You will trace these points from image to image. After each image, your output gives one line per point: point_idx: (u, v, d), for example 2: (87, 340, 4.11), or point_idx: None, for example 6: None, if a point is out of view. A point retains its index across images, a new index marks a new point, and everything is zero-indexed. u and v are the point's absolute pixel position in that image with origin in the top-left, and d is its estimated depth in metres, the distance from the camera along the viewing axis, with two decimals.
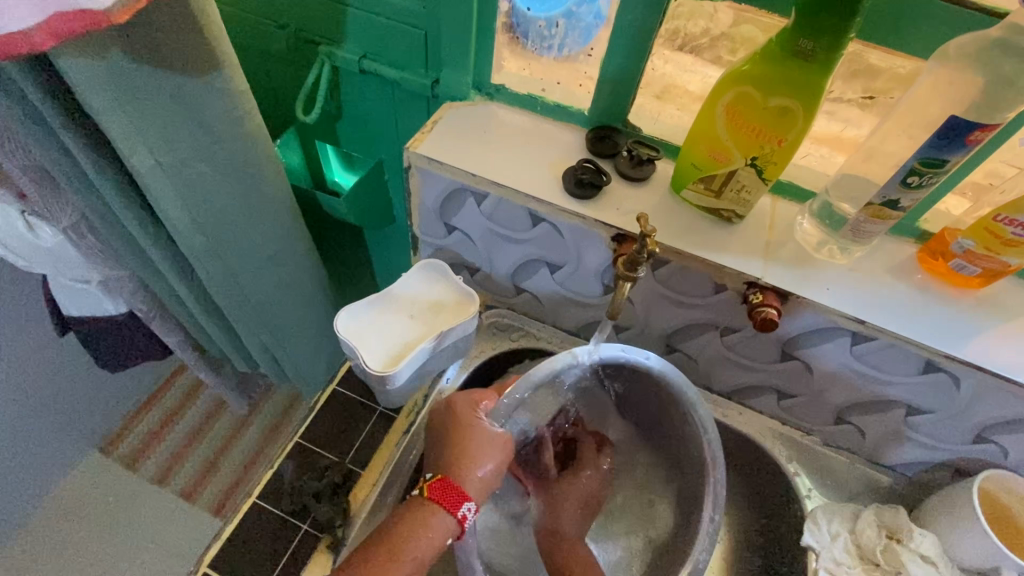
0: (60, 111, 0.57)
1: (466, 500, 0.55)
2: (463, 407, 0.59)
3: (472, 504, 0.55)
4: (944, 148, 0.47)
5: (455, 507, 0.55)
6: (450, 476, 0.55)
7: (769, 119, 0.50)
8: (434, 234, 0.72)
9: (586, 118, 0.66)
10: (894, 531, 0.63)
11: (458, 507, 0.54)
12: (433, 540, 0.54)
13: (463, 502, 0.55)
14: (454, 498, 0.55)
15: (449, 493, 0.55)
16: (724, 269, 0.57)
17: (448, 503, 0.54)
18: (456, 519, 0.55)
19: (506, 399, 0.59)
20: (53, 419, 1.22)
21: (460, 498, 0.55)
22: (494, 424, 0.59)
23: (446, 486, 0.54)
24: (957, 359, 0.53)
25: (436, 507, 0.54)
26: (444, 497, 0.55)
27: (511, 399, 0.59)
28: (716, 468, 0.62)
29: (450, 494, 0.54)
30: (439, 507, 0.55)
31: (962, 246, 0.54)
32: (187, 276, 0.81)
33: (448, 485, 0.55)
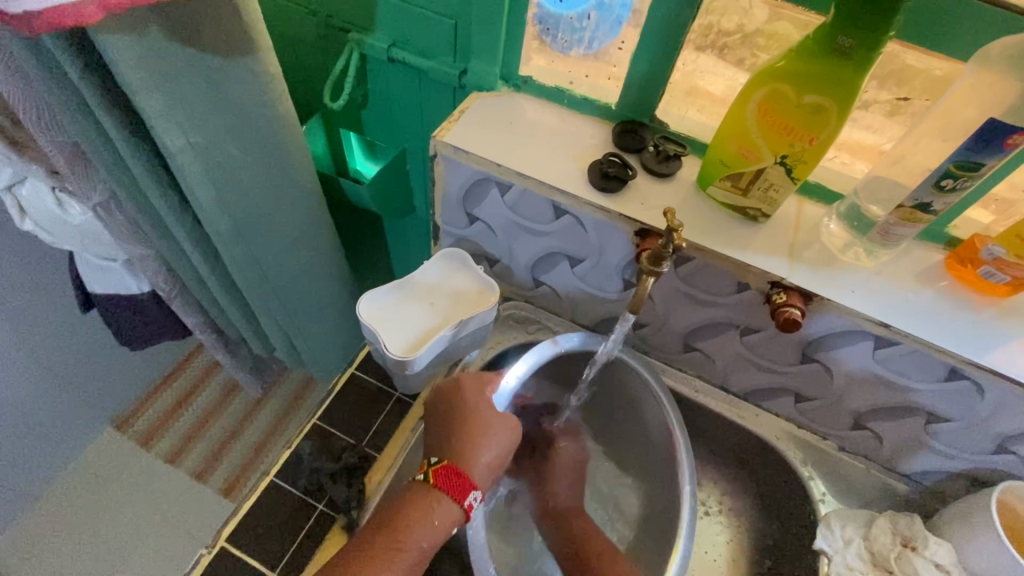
0: (96, 87, 0.58)
1: (473, 489, 0.56)
2: (469, 392, 0.61)
3: (476, 492, 0.56)
4: (981, 151, 0.46)
5: (462, 497, 0.55)
6: (457, 464, 0.56)
7: (802, 117, 0.50)
8: (456, 224, 0.72)
9: (613, 112, 0.66)
10: (909, 539, 0.62)
11: (465, 496, 0.55)
12: (438, 529, 0.54)
13: (470, 492, 0.56)
14: (460, 486, 0.55)
15: (455, 481, 0.55)
16: (747, 267, 0.57)
17: (457, 492, 0.55)
18: (463, 508, 0.55)
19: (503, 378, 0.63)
20: (72, 393, 1.25)
21: (466, 487, 0.55)
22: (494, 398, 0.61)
23: (453, 474, 0.55)
24: (982, 367, 0.53)
25: (442, 495, 0.55)
26: (450, 486, 0.55)
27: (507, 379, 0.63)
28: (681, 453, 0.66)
29: (457, 483, 0.55)
30: (444, 495, 0.55)
31: (992, 253, 0.53)
32: (210, 257, 0.83)
33: (453, 473, 0.56)
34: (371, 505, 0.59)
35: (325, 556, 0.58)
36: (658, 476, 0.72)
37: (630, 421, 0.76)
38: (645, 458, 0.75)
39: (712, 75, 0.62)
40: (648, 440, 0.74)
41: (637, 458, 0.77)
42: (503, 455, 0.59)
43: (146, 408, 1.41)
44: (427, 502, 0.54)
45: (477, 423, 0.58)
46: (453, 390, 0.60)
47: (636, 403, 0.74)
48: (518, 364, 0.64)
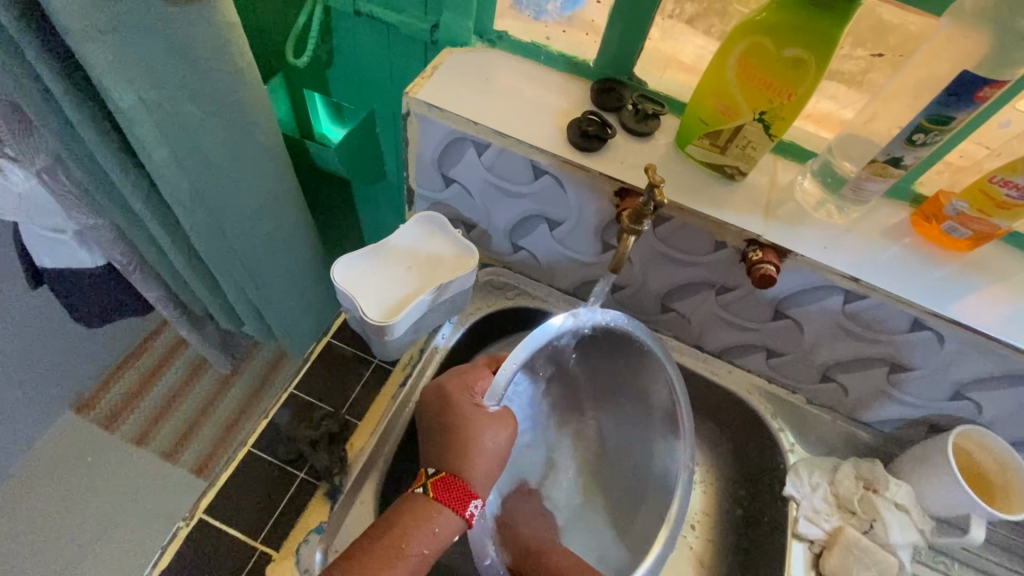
0: (36, 37, 0.53)
1: (473, 497, 0.54)
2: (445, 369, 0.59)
3: (478, 501, 0.54)
4: (952, 105, 0.47)
5: (462, 507, 0.54)
6: (457, 473, 0.54)
7: (781, 71, 0.49)
8: (431, 187, 0.70)
9: (591, 69, 0.65)
10: (871, 482, 0.66)
11: (465, 506, 0.54)
12: (439, 536, 0.52)
13: (470, 500, 0.54)
14: (460, 497, 0.54)
15: (454, 491, 0.54)
16: (725, 226, 0.58)
17: (455, 502, 0.53)
18: (463, 518, 0.54)
19: (501, 373, 0.58)
20: (27, 376, 1.19)
21: (466, 497, 0.54)
22: (489, 402, 0.58)
23: (453, 485, 0.54)
24: (944, 318, 0.55)
25: (442, 506, 0.53)
26: (449, 495, 0.54)
27: (506, 372, 0.59)
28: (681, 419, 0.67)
29: (457, 494, 0.53)
30: (444, 506, 0.53)
31: (955, 208, 0.56)
32: (169, 226, 0.79)
33: (453, 484, 0.54)
34: (354, 473, 0.60)
35: (307, 521, 0.58)
36: (651, 432, 0.71)
37: (632, 388, 0.72)
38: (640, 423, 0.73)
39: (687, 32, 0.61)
40: (653, 406, 0.71)
41: (634, 423, 0.73)
42: (491, 433, 0.57)
43: (107, 389, 1.35)
44: (425, 510, 0.53)
45: (468, 402, 0.58)
46: (440, 402, 0.58)
47: (637, 368, 0.70)
48: (513, 355, 0.58)
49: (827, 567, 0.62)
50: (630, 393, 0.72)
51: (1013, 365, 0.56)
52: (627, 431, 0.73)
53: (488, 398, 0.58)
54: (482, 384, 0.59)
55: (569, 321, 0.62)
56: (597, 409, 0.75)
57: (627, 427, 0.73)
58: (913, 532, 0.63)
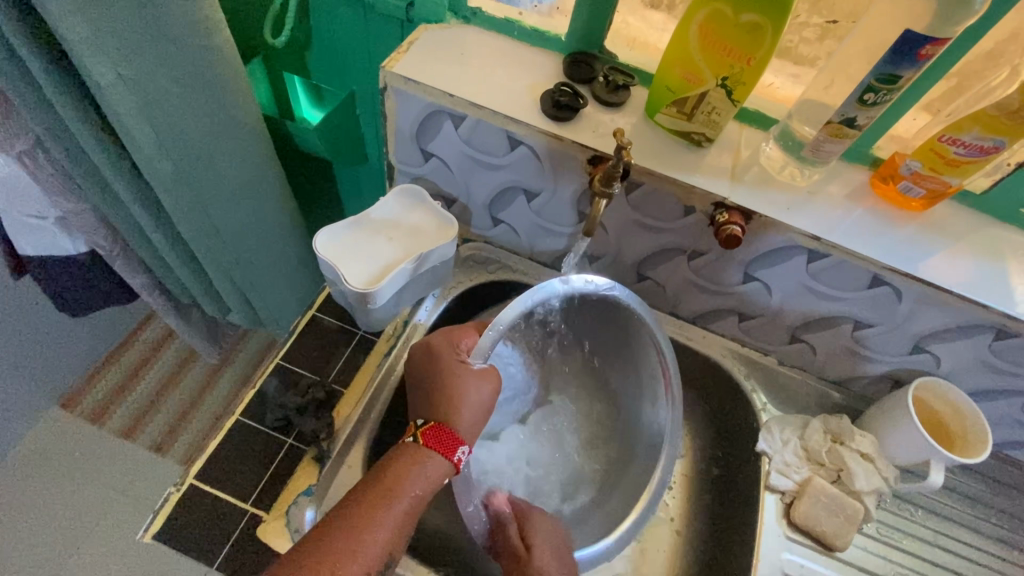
0: (15, 16, 0.54)
1: (460, 444, 0.56)
2: (440, 344, 0.60)
3: (465, 448, 0.57)
4: (898, 63, 0.49)
5: (450, 451, 0.56)
6: (446, 423, 0.56)
7: (740, 37, 0.52)
8: (411, 162, 0.72)
9: (562, 44, 0.67)
10: (838, 434, 0.69)
11: (454, 452, 0.56)
12: (431, 480, 0.54)
13: (458, 447, 0.56)
14: (449, 443, 0.56)
15: (444, 438, 0.56)
16: (693, 189, 0.60)
17: (445, 448, 0.55)
18: (452, 463, 0.56)
19: (490, 332, 0.59)
20: (11, 372, 1.19)
21: (455, 444, 0.56)
22: (477, 360, 0.59)
23: (442, 433, 0.55)
24: (901, 273, 0.58)
25: (431, 452, 0.55)
26: (438, 442, 0.56)
27: (494, 331, 0.59)
28: (671, 383, 0.69)
29: (446, 440, 0.55)
30: (434, 453, 0.55)
31: (910, 168, 0.58)
32: (152, 209, 0.79)
33: (443, 432, 0.56)
34: (342, 436, 0.62)
35: (297, 484, 0.60)
36: (632, 396, 0.74)
37: (620, 352, 0.74)
38: (630, 385, 0.74)
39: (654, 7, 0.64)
40: (641, 372, 0.73)
41: (623, 386, 0.75)
42: (486, 400, 0.59)
43: (94, 383, 1.35)
44: (415, 456, 0.55)
45: (453, 358, 0.59)
46: (426, 355, 0.60)
47: (628, 338, 0.72)
48: (500, 315, 0.59)
49: (797, 515, 0.65)
50: (620, 359, 0.74)
51: (966, 317, 0.60)
52: (617, 395, 0.75)
53: (472, 355, 0.59)
54: (468, 342, 0.61)
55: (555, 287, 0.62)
56: (591, 368, 0.77)
57: (616, 389, 0.75)
58: (877, 479, 0.66)
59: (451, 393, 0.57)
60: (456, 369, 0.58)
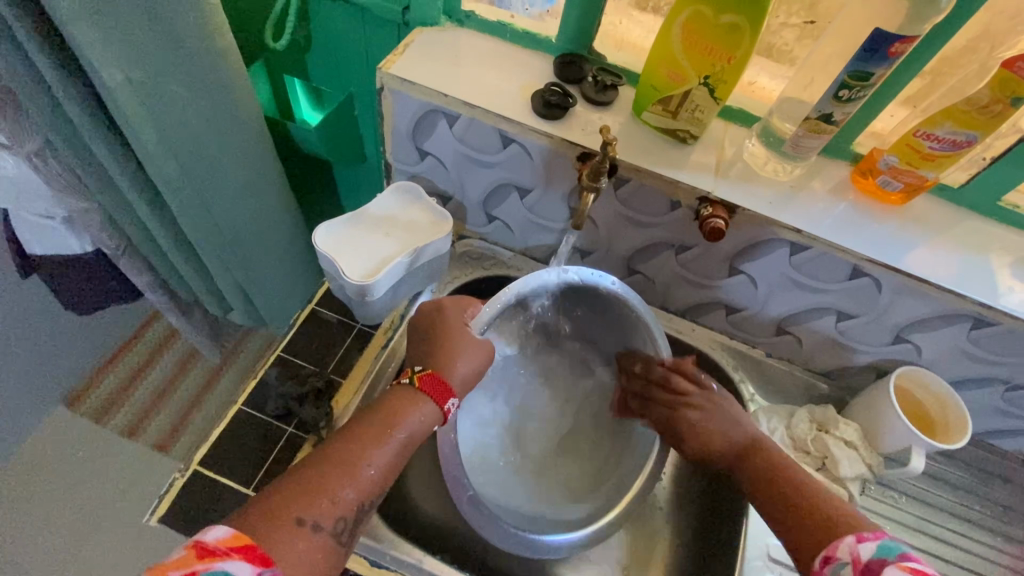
0: (26, 21, 0.56)
1: (452, 395, 0.57)
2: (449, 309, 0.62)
3: (455, 400, 0.57)
4: (870, 61, 0.51)
5: (443, 400, 0.55)
6: (440, 371, 0.56)
7: (720, 37, 0.54)
8: (407, 161, 0.74)
9: (552, 45, 0.69)
10: (823, 423, 0.71)
11: (447, 400, 0.56)
12: (422, 422, 0.54)
13: (450, 397, 0.56)
14: (443, 391, 0.56)
15: (438, 387, 0.56)
16: (678, 184, 0.62)
17: (438, 396, 0.55)
18: (442, 412, 0.56)
19: (489, 309, 0.62)
20: (17, 371, 1.21)
21: (448, 393, 0.56)
22: (480, 330, 0.61)
23: (438, 380, 0.56)
24: (880, 264, 0.60)
25: (425, 397, 0.55)
26: (432, 389, 0.56)
27: (493, 308, 0.62)
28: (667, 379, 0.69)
29: (440, 387, 0.56)
30: (427, 399, 0.55)
31: (887, 163, 0.61)
32: (157, 208, 0.82)
33: (437, 380, 0.56)
34: (341, 423, 0.63)
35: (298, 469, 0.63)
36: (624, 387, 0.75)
37: (614, 344, 0.74)
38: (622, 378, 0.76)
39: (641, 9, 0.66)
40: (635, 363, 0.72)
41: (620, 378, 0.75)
42: (479, 367, 0.59)
43: (98, 382, 1.38)
44: (410, 398, 0.55)
45: (458, 321, 0.61)
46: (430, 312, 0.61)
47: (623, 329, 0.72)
48: (500, 294, 0.62)
49: None
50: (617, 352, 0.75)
51: (943, 306, 0.62)
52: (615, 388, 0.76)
53: (477, 321, 0.61)
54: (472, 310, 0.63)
55: (548, 278, 0.64)
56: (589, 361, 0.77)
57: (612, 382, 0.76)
58: (860, 466, 0.68)
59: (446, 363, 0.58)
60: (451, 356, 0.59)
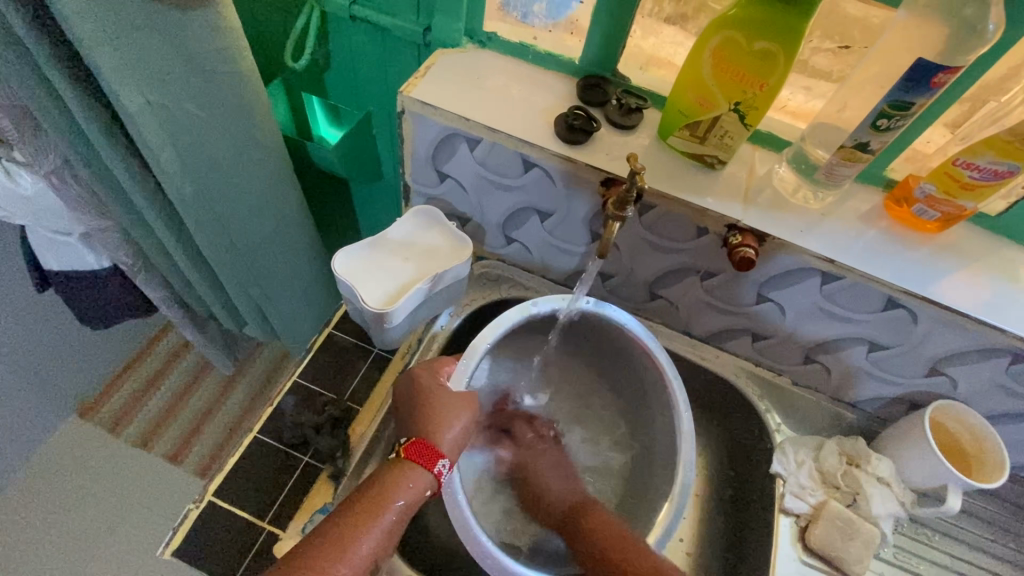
0: (47, 46, 0.56)
1: (442, 457, 0.56)
2: (424, 373, 0.61)
3: (445, 461, 0.56)
4: (911, 91, 0.50)
5: (431, 464, 0.56)
6: (425, 436, 0.57)
7: (752, 64, 0.53)
8: (426, 182, 0.73)
9: (576, 67, 0.68)
10: (854, 457, 0.69)
11: (434, 464, 0.56)
12: (413, 491, 0.54)
13: (439, 459, 0.56)
14: (429, 456, 0.56)
15: (423, 451, 0.56)
16: (705, 211, 0.60)
17: (425, 461, 0.56)
18: (433, 476, 0.56)
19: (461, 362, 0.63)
20: (32, 382, 1.21)
21: (434, 456, 0.56)
22: (453, 383, 0.62)
23: (422, 445, 0.56)
24: (916, 296, 0.58)
25: (413, 465, 0.56)
26: (418, 455, 0.56)
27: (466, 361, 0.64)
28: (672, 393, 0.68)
29: (425, 452, 0.56)
30: (415, 465, 0.56)
31: (924, 191, 0.58)
32: (174, 227, 0.81)
33: (422, 446, 0.56)
34: (357, 455, 0.63)
35: (312, 503, 0.61)
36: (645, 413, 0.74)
37: (626, 374, 0.75)
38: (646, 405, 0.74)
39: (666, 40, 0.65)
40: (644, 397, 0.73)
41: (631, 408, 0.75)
42: (468, 422, 0.59)
43: (112, 393, 1.38)
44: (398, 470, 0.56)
45: (434, 382, 0.61)
46: (409, 381, 0.62)
47: (627, 361, 0.74)
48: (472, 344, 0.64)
49: (813, 540, 0.65)
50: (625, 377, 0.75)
51: (982, 339, 0.59)
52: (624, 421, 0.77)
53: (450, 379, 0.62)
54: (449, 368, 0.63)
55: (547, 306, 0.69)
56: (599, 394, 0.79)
57: (624, 406, 0.77)
58: (894, 503, 0.65)
59: (434, 416, 0.58)
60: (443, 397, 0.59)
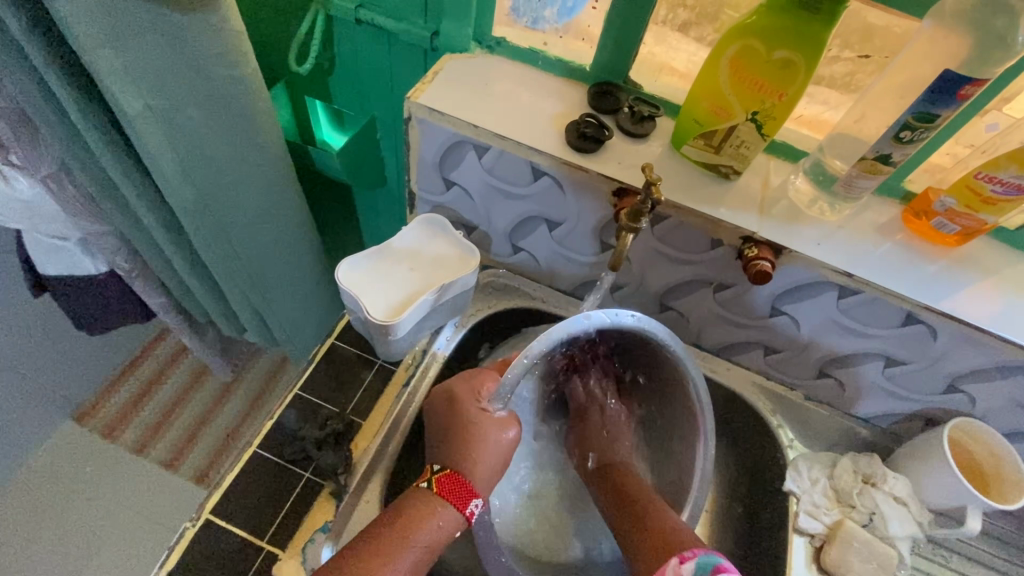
0: (45, 48, 0.54)
1: (475, 496, 0.55)
2: (463, 397, 0.57)
3: (478, 501, 0.55)
4: (937, 103, 0.48)
5: (464, 504, 0.55)
6: (460, 471, 0.55)
7: (772, 72, 0.51)
8: (432, 190, 0.72)
9: (587, 74, 0.66)
10: (869, 476, 0.67)
11: (466, 504, 0.54)
12: (441, 530, 0.53)
13: (472, 499, 0.55)
14: (463, 495, 0.55)
15: (458, 488, 0.55)
16: (720, 223, 0.59)
17: (459, 500, 0.54)
18: (464, 515, 0.55)
19: (509, 376, 0.52)
20: (27, 387, 1.19)
21: (468, 496, 0.55)
22: (496, 406, 0.56)
23: (457, 483, 0.54)
24: (937, 312, 0.56)
25: (444, 502, 0.54)
26: (452, 492, 0.55)
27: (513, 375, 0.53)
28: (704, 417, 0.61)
29: (460, 491, 0.54)
30: (447, 502, 0.54)
31: (944, 205, 0.57)
32: (173, 232, 0.79)
33: (457, 481, 0.55)
34: (360, 471, 0.61)
35: (313, 521, 0.59)
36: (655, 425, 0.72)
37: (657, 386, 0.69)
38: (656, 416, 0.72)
39: (679, 48, 0.64)
40: (673, 411, 0.68)
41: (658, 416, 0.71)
42: (503, 450, 0.57)
43: (107, 398, 1.35)
44: (428, 503, 0.54)
45: (474, 406, 0.56)
46: (447, 403, 0.58)
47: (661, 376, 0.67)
48: (526, 351, 0.51)
49: (828, 561, 0.63)
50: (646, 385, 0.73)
51: (1003, 357, 0.58)
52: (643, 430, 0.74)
53: (491, 402, 0.56)
54: (488, 386, 0.58)
55: (583, 323, 0.52)
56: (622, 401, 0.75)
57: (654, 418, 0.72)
58: (911, 524, 0.64)
59: (468, 449, 0.55)
60: (478, 422, 0.56)
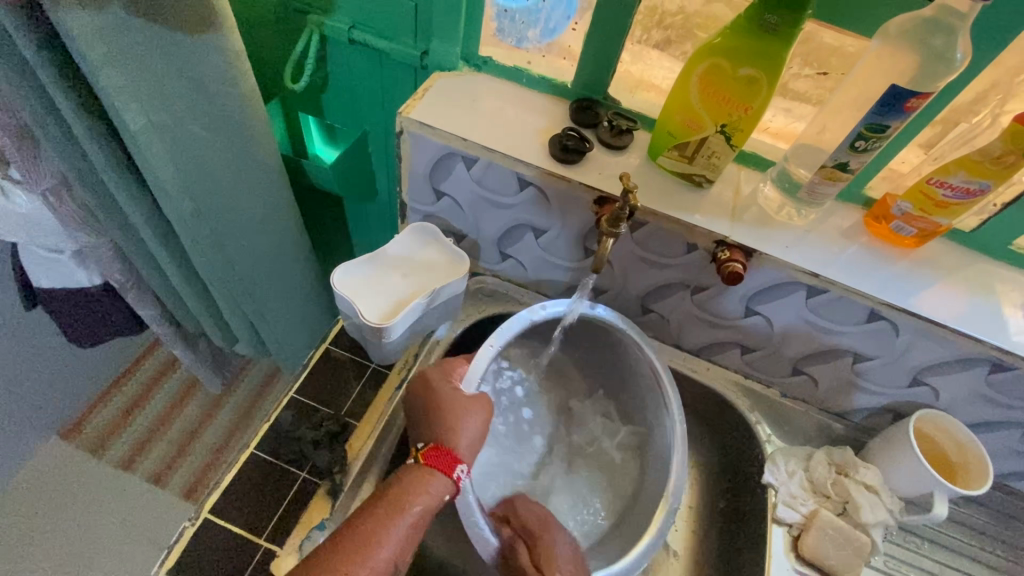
0: (51, 65, 0.57)
1: (460, 462, 0.57)
2: (437, 379, 0.62)
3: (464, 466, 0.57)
4: (886, 114, 0.53)
5: (449, 470, 0.56)
6: (444, 442, 0.57)
7: (737, 88, 0.55)
8: (423, 200, 0.75)
9: (568, 90, 0.71)
10: (842, 467, 0.70)
11: (452, 469, 0.56)
12: (432, 497, 0.55)
13: (457, 465, 0.57)
14: (448, 461, 0.56)
15: (442, 457, 0.57)
16: (694, 228, 0.63)
17: (445, 467, 0.56)
18: (453, 481, 0.56)
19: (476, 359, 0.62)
20: (15, 402, 1.19)
21: (453, 462, 0.57)
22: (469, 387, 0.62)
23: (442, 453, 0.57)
24: (898, 308, 0.60)
25: (432, 472, 0.56)
26: (437, 463, 0.57)
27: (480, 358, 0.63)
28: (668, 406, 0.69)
29: (444, 458, 0.56)
30: (435, 473, 0.56)
31: (901, 209, 0.61)
32: (169, 243, 0.81)
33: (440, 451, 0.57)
34: (354, 470, 0.63)
35: (309, 519, 0.60)
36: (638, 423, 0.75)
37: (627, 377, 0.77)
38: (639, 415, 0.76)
39: (654, 66, 0.68)
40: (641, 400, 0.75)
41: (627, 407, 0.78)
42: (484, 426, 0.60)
43: (96, 413, 1.35)
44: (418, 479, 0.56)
45: (447, 386, 0.61)
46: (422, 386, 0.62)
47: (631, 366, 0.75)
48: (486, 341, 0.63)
49: (804, 548, 0.66)
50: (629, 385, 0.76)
51: (960, 350, 0.62)
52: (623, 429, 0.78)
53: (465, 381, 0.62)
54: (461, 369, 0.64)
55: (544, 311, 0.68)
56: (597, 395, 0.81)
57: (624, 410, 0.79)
58: (883, 511, 0.67)
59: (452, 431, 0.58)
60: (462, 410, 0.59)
